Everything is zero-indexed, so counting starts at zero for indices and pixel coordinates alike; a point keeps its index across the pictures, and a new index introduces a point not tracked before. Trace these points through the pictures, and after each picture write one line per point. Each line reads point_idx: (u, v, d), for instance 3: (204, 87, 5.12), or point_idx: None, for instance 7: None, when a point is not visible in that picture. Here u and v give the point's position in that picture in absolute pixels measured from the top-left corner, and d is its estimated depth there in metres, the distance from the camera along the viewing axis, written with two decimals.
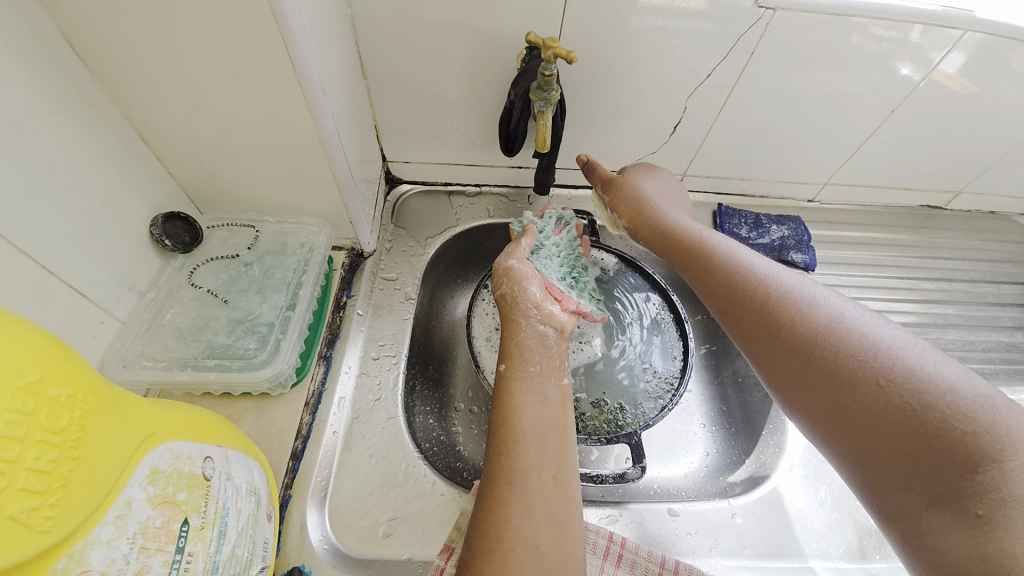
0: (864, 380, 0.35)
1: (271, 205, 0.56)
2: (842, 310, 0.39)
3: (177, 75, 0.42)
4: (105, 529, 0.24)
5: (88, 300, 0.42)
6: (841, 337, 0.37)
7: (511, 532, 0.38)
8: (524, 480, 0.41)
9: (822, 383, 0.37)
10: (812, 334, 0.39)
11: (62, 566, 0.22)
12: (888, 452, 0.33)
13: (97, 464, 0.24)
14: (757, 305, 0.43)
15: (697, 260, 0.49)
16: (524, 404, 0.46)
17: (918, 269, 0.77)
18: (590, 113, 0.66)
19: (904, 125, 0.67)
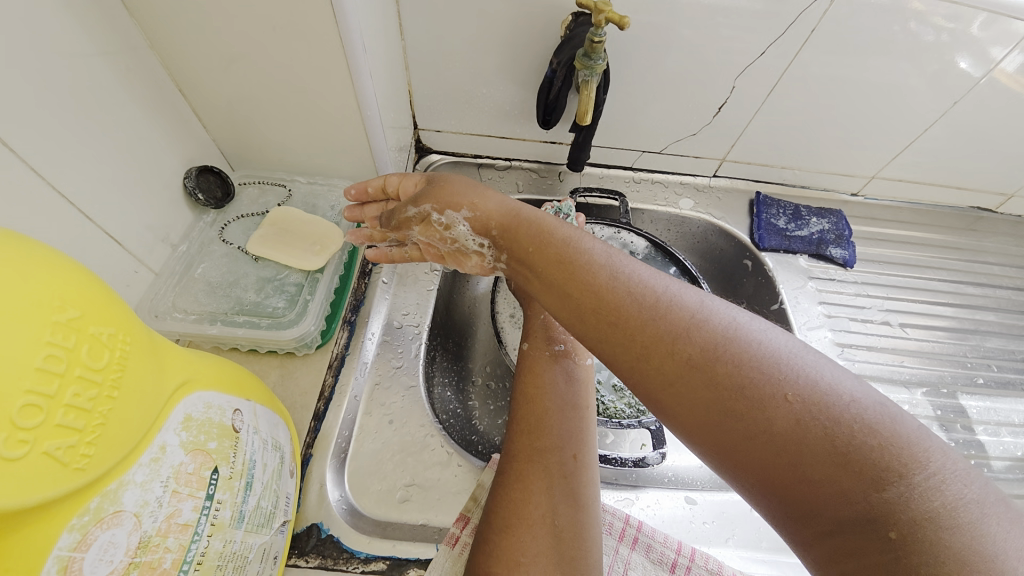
0: (754, 403, 0.30)
1: (303, 165, 0.55)
2: (733, 316, 0.35)
3: (216, 23, 0.41)
4: (139, 472, 0.24)
5: (123, 248, 0.42)
6: (708, 349, 0.32)
7: (530, 510, 0.39)
8: (545, 457, 0.41)
9: (698, 404, 0.32)
10: (681, 347, 0.33)
11: (93, 505, 0.22)
12: (815, 485, 0.28)
13: (135, 407, 0.24)
14: (635, 307, 0.35)
15: (562, 260, 0.40)
16: (545, 385, 0.45)
17: (962, 273, 0.74)
18: (632, 89, 0.63)
19: (966, 119, 0.63)
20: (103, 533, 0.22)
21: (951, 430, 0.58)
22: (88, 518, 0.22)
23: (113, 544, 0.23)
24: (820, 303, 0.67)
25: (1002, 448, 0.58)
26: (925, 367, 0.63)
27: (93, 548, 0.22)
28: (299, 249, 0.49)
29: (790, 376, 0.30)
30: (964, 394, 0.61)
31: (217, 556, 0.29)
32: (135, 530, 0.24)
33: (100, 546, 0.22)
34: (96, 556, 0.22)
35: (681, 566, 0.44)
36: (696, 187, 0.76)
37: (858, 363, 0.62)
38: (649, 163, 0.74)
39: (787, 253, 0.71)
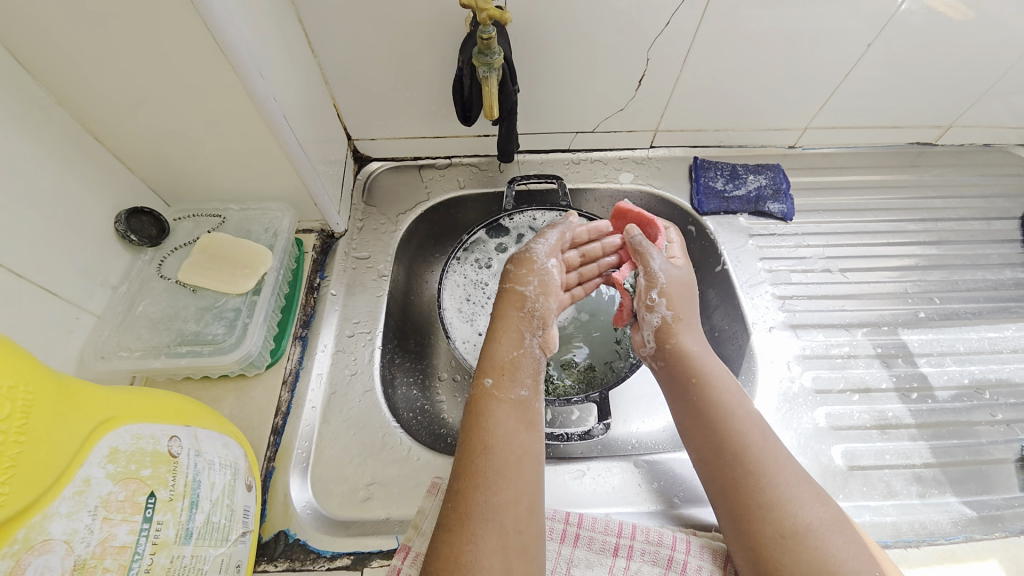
0: (757, 485, 0.45)
1: (233, 193, 0.57)
2: (790, 465, 0.46)
3: (114, 70, 0.42)
4: (63, 503, 0.27)
5: (60, 297, 0.44)
6: (757, 443, 0.47)
7: (465, 567, 0.39)
8: (490, 507, 0.41)
9: (719, 469, 0.47)
10: (743, 436, 0.47)
11: (20, 535, 0.25)
12: (757, 539, 0.43)
13: (46, 448, 0.26)
14: (709, 388, 0.50)
15: (694, 389, 0.51)
16: (500, 430, 0.45)
17: (903, 210, 0.75)
18: (550, 73, 0.64)
19: (882, 58, 0.63)
20: (36, 559, 0.25)
21: (892, 365, 0.60)
22: (17, 547, 0.24)
23: (48, 567, 0.26)
24: (761, 259, 0.68)
25: (947, 378, 0.60)
26: (866, 309, 0.64)
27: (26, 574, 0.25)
28: (231, 273, 0.51)
29: (794, 486, 0.45)
30: (905, 329, 0.63)
31: (163, 571, 0.32)
32: (68, 555, 0.27)
33: (35, 570, 0.25)
34: None
35: (624, 547, 0.47)
36: (635, 159, 0.77)
37: (800, 313, 0.63)
38: (585, 142, 0.75)
39: (728, 214, 0.72)
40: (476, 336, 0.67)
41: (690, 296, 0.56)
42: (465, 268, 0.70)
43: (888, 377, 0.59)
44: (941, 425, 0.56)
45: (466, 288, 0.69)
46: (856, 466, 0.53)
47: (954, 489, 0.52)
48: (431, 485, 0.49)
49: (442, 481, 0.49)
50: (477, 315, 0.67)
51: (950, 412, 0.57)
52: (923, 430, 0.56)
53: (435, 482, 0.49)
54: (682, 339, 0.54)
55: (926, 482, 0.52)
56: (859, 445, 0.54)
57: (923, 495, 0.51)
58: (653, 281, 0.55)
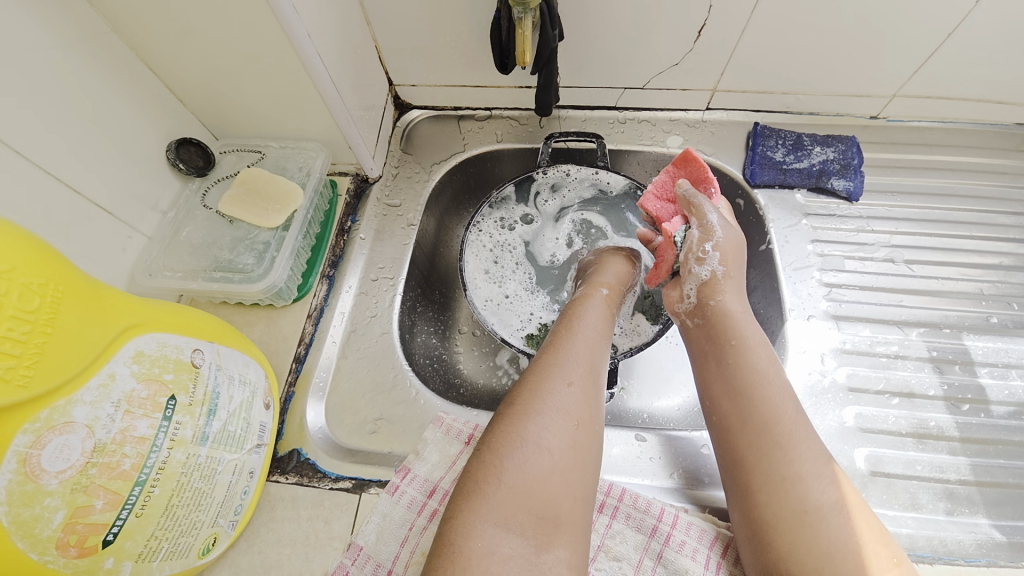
0: (782, 458, 0.43)
1: (273, 131, 0.59)
2: (818, 443, 0.44)
3: (160, 3, 0.44)
4: (87, 393, 0.31)
5: (114, 216, 0.49)
6: (788, 417, 0.45)
7: (556, 392, 0.43)
8: (578, 354, 0.46)
9: (742, 436, 0.45)
10: (776, 405, 0.45)
11: (44, 415, 0.29)
12: (771, 515, 0.41)
13: (73, 342, 0.31)
14: (747, 354, 0.48)
15: (733, 351, 0.48)
16: (597, 315, 0.51)
17: (995, 201, 0.65)
18: (598, 20, 0.59)
19: (1001, 14, 0.53)
20: (57, 437, 0.30)
21: (946, 372, 0.54)
22: (40, 424, 0.29)
23: (68, 446, 0.30)
24: (812, 241, 0.62)
25: (1008, 392, 0.53)
26: (926, 307, 0.57)
27: (49, 447, 0.29)
28: (263, 208, 0.54)
29: (819, 464, 0.43)
30: (970, 334, 0.56)
31: (180, 465, 0.37)
32: (89, 438, 0.31)
33: (56, 446, 0.30)
34: (53, 454, 0.30)
35: (609, 506, 0.47)
36: (688, 122, 0.71)
37: (847, 304, 0.58)
38: (634, 100, 0.70)
39: (784, 189, 0.65)
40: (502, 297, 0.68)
41: (742, 256, 0.54)
42: (488, 226, 0.69)
43: (937, 384, 0.53)
44: (989, 443, 0.51)
45: (491, 250, 0.69)
46: (879, 471, 0.49)
47: (988, 511, 0.48)
48: (436, 419, 0.53)
49: (449, 418, 0.53)
50: (505, 277, 0.68)
51: (1003, 430, 0.51)
52: (964, 444, 0.50)
53: (440, 416, 0.53)
54: (727, 298, 0.51)
55: (957, 500, 0.48)
56: (887, 452, 0.50)
57: (950, 513, 0.47)
58: (712, 237, 0.52)
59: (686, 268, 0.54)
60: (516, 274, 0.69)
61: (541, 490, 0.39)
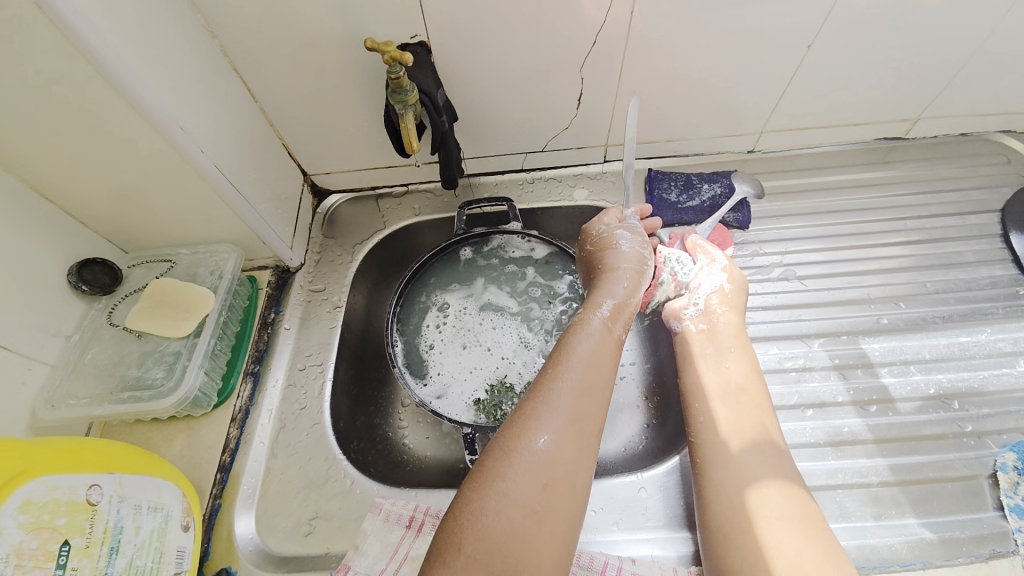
0: (734, 469, 0.47)
1: (182, 239, 0.60)
2: (780, 462, 0.47)
3: (46, 139, 0.46)
4: None
5: (10, 351, 0.47)
6: (754, 428, 0.49)
7: (534, 449, 0.39)
8: (576, 383, 0.43)
9: (704, 446, 0.50)
10: (743, 417, 0.50)
11: None
12: (718, 521, 0.45)
13: None
14: (715, 372, 0.53)
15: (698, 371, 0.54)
16: (594, 347, 0.46)
17: (868, 211, 0.72)
18: (487, 100, 0.65)
19: (824, 58, 0.62)
20: None
21: (850, 377, 0.57)
22: None
23: None
24: None
25: (910, 388, 0.57)
26: (823, 318, 0.62)
27: None
28: (173, 317, 0.54)
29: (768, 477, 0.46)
30: (865, 338, 0.60)
31: None
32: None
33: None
34: None
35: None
36: (590, 175, 0.76)
37: (755, 325, 0.61)
38: (537, 162, 0.75)
39: (682, 226, 0.71)
40: (494, 355, 0.68)
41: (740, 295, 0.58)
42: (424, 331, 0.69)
43: (844, 390, 0.57)
44: (902, 440, 0.54)
45: (457, 335, 0.69)
46: (806, 486, 0.51)
47: (913, 509, 0.50)
48: (373, 505, 0.51)
49: (386, 502, 0.51)
50: (480, 334, 0.69)
51: (913, 426, 0.55)
52: (881, 446, 0.53)
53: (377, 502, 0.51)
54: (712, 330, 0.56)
55: (883, 503, 0.50)
56: (810, 465, 0.52)
57: (879, 517, 0.49)
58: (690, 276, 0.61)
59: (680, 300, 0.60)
60: (487, 329, 0.69)
61: (515, 525, 0.36)
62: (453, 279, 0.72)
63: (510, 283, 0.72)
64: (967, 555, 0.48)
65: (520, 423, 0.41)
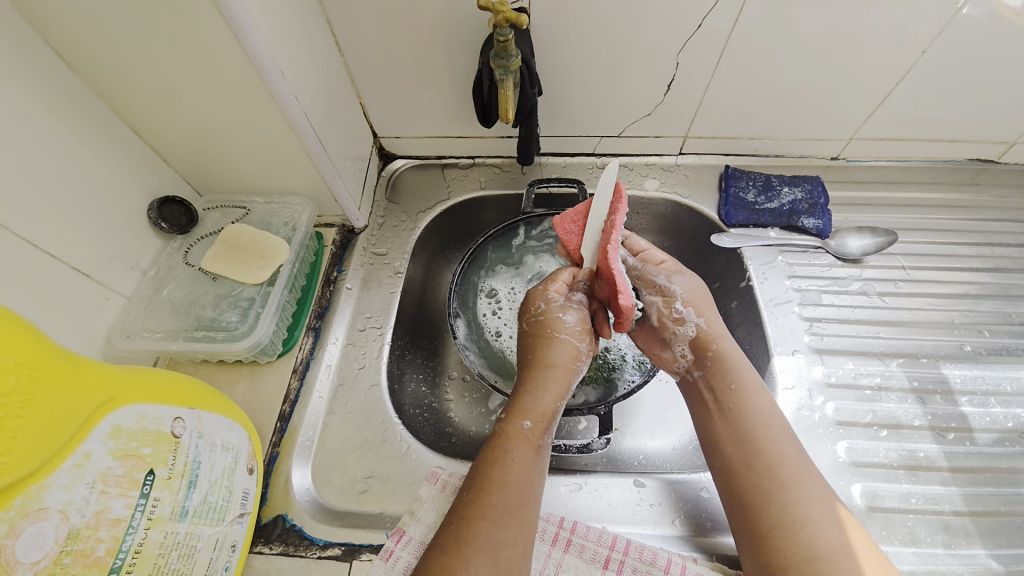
0: (789, 501, 0.44)
1: (257, 187, 0.59)
2: (824, 491, 0.45)
3: (147, 70, 0.45)
4: (61, 475, 0.30)
5: (92, 278, 0.48)
6: (793, 457, 0.46)
7: None
8: (495, 515, 0.42)
9: (749, 481, 0.46)
10: (782, 449, 0.47)
11: (18, 502, 0.28)
12: (781, 556, 0.42)
13: (48, 422, 0.30)
14: (748, 395, 0.50)
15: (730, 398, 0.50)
16: (513, 467, 0.45)
17: (954, 232, 0.69)
18: (574, 76, 0.62)
19: (938, 67, 0.58)
20: (31, 525, 0.28)
21: (928, 402, 0.55)
22: (13, 512, 0.28)
23: (43, 533, 0.29)
24: (789, 277, 0.64)
25: (990, 419, 0.55)
26: (902, 338, 0.60)
27: (23, 536, 0.28)
28: (248, 263, 0.54)
29: (821, 507, 0.44)
30: (947, 363, 0.58)
31: (157, 545, 0.35)
32: (64, 523, 0.30)
33: (31, 534, 0.28)
34: (28, 543, 0.28)
35: (614, 561, 0.46)
36: (663, 166, 0.74)
37: (828, 337, 0.59)
38: (611, 146, 0.73)
39: (757, 228, 0.68)
40: None
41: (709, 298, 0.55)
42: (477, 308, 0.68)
43: (921, 414, 0.55)
44: (978, 471, 0.52)
45: None
46: (876, 507, 0.49)
47: (985, 542, 0.48)
48: (430, 474, 0.51)
49: (445, 472, 0.51)
50: None
51: (991, 458, 0.52)
52: (955, 474, 0.51)
53: (435, 471, 0.51)
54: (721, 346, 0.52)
55: (955, 532, 0.48)
56: (881, 486, 0.50)
57: (950, 546, 0.48)
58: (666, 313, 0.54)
59: (668, 331, 0.54)
60: None
61: None
62: (499, 261, 0.70)
63: (565, 260, 0.71)
64: None
65: (452, 546, 0.41)
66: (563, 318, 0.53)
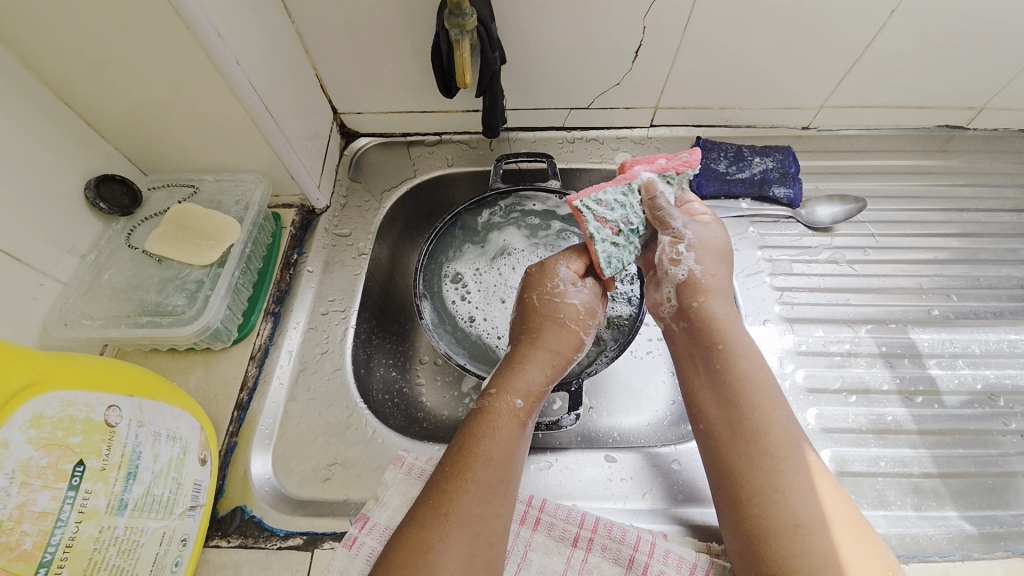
0: (774, 468, 0.42)
1: (206, 164, 0.56)
2: (810, 456, 0.43)
3: (69, 33, 0.41)
4: None
5: (23, 263, 0.44)
6: (777, 423, 0.44)
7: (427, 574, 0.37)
8: (477, 488, 0.41)
9: (735, 446, 0.43)
10: (765, 413, 0.44)
11: None
12: (765, 524, 0.40)
13: None
14: (733, 356, 0.47)
15: (718, 361, 0.47)
16: (500, 443, 0.44)
17: (923, 199, 0.69)
18: (539, 44, 0.60)
19: (907, 30, 0.57)
20: None
21: (897, 366, 0.56)
22: None
23: None
24: (760, 248, 0.63)
25: (957, 382, 0.55)
26: (872, 304, 0.60)
27: None
28: (195, 244, 0.51)
29: (808, 474, 0.42)
30: (915, 328, 0.58)
31: (91, 540, 0.33)
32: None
33: None
34: None
35: (584, 538, 0.45)
36: (634, 139, 0.72)
37: (799, 306, 0.59)
38: (581, 119, 0.71)
39: (729, 199, 0.67)
40: None
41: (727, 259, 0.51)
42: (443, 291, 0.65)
43: (890, 378, 0.55)
44: (946, 433, 0.52)
45: (498, 290, 0.66)
46: (847, 471, 0.49)
47: (954, 503, 0.48)
48: (396, 457, 0.49)
49: (411, 455, 0.50)
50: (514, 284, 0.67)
51: (958, 419, 0.53)
52: (923, 437, 0.52)
53: (401, 454, 0.49)
54: (709, 301, 0.49)
55: (923, 494, 0.49)
56: (852, 450, 0.51)
57: (919, 508, 0.48)
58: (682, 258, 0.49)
59: (661, 268, 0.51)
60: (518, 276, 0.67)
61: None
62: (467, 241, 0.68)
63: (531, 231, 0.69)
64: (1003, 549, 0.46)
65: (427, 518, 0.40)
66: (565, 299, 0.50)
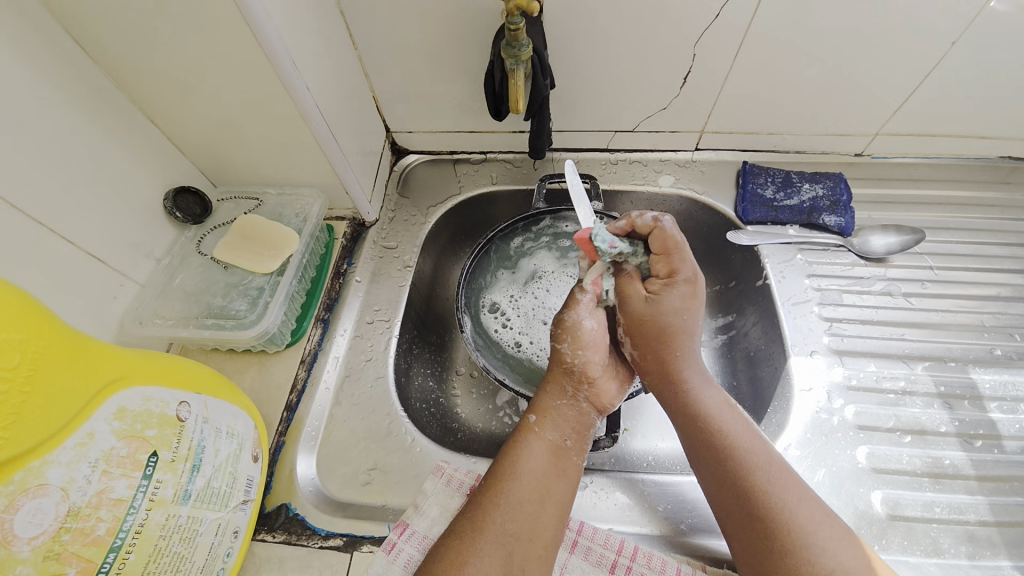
0: (782, 516, 0.41)
1: (270, 178, 0.60)
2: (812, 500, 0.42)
3: (162, 60, 0.46)
4: (64, 453, 0.31)
5: (108, 265, 0.49)
6: (772, 466, 0.43)
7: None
8: (512, 519, 0.41)
9: (736, 495, 0.43)
10: (761, 460, 0.43)
11: (17, 478, 0.28)
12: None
13: (51, 399, 0.30)
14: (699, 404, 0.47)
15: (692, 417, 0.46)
16: (535, 471, 0.44)
17: (986, 232, 0.66)
18: (588, 68, 0.61)
19: (972, 57, 0.55)
20: (30, 500, 0.29)
21: (955, 408, 0.53)
22: (13, 487, 0.28)
23: (42, 509, 0.29)
24: (808, 276, 0.62)
25: (1022, 427, 0.52)
26: (929, 340, 0.57)
27: (21, 512, 0.28)
28: (258, 253, 0.54)
29: (820, 525, 0.40)
30: (976, 367, 0.55)
31: (158, 527, 0.35)
32: (64, 501, 0.30)
33: (29, 510, 0.29)
34: (27, 518, 0.29)
35: (621, 566, 0.44)
36: (678, 162, 0.72)
37: (849, 338, 0.57)
38: (625, 142, 0.72)
39: (775, 225, 0.66)
40: None
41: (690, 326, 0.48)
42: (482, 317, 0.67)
43: (948, 420, 0.52)
44: (1006, 480, 0.49)
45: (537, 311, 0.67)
46: (898, 515, 0.47)
47: (1010, 554, 0.45)
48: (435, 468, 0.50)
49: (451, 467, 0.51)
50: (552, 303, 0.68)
51: (1023, 468, 0.50)
52: (982, 484, 0.49)
53: (441, 465, 0.50)
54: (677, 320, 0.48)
55: (979, 543, 0.46)
56: (904, 494, 0.48)
57: (974, 557, 0.45)
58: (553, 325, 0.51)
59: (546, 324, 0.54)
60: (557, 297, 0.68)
61: None
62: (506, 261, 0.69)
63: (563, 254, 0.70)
64: None
65: (468, 532, 0.41)
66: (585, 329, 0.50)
